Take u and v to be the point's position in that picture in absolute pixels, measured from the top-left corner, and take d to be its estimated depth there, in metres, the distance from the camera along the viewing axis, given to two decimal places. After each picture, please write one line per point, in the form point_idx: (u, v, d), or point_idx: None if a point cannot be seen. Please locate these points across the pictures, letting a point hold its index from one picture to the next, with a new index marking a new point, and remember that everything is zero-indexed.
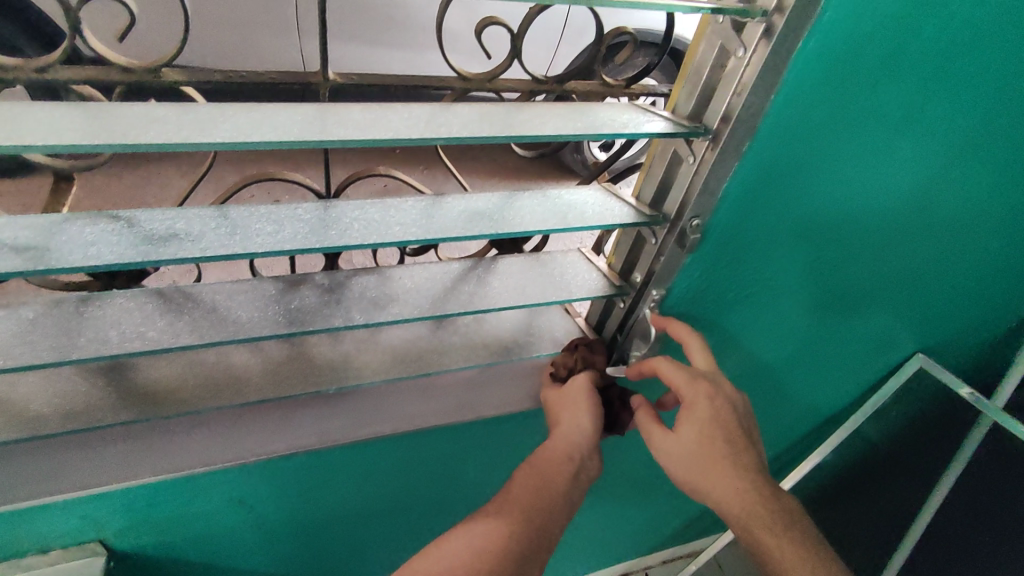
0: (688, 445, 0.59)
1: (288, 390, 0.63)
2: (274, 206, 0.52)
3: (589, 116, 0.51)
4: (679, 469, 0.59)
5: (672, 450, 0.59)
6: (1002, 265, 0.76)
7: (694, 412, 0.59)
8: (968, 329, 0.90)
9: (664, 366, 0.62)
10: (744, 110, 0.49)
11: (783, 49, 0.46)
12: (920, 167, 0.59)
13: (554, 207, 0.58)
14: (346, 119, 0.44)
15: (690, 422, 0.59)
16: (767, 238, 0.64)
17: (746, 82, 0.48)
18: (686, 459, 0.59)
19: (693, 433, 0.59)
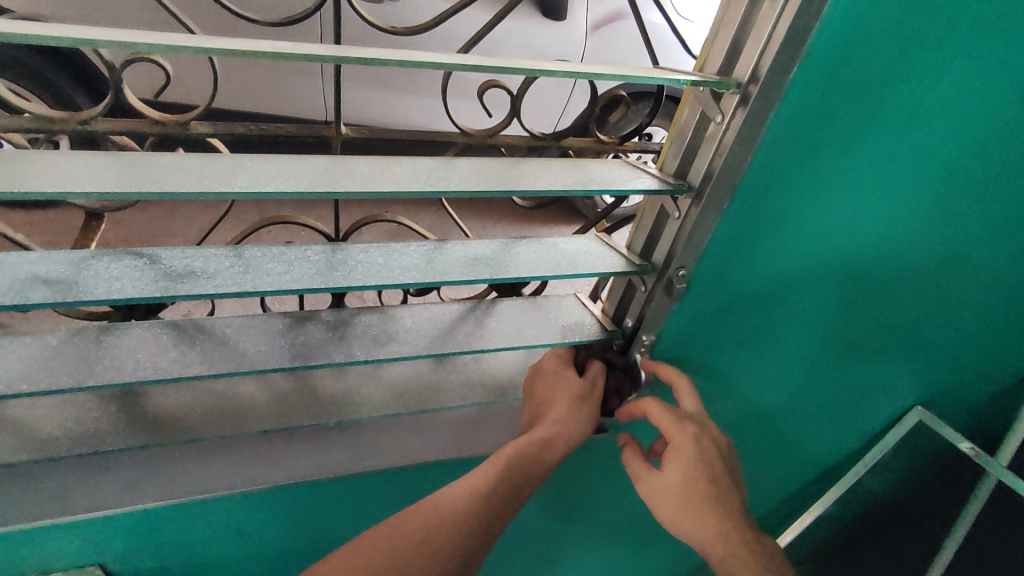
0: (673, 484, 0.60)
1: (291, 421, 0.65)
2: (285, 247, 0.56)
3: (582, 171, 0.55)
4: (664, 507, 0.61)
5: (657, 488, 0.62)
6: (993, 316, 0.77)
7: (679, 453, 0.60)
8: (965, 380, 0.91)
9: (655, 407, 0.64)
10: (723, 170, 0.53)
11: (758, 116, 0.49)
12: (909, 223, 0.61)
13: (549, 254, 0.61)
14: (353, 171, 0.48)
15: (676, 463, 0.60)
16: (754, 289, 0.67)
17: (725, 144, 0.51)
18: (671, 498, 0.61)
19: (677, 473, 0.60)
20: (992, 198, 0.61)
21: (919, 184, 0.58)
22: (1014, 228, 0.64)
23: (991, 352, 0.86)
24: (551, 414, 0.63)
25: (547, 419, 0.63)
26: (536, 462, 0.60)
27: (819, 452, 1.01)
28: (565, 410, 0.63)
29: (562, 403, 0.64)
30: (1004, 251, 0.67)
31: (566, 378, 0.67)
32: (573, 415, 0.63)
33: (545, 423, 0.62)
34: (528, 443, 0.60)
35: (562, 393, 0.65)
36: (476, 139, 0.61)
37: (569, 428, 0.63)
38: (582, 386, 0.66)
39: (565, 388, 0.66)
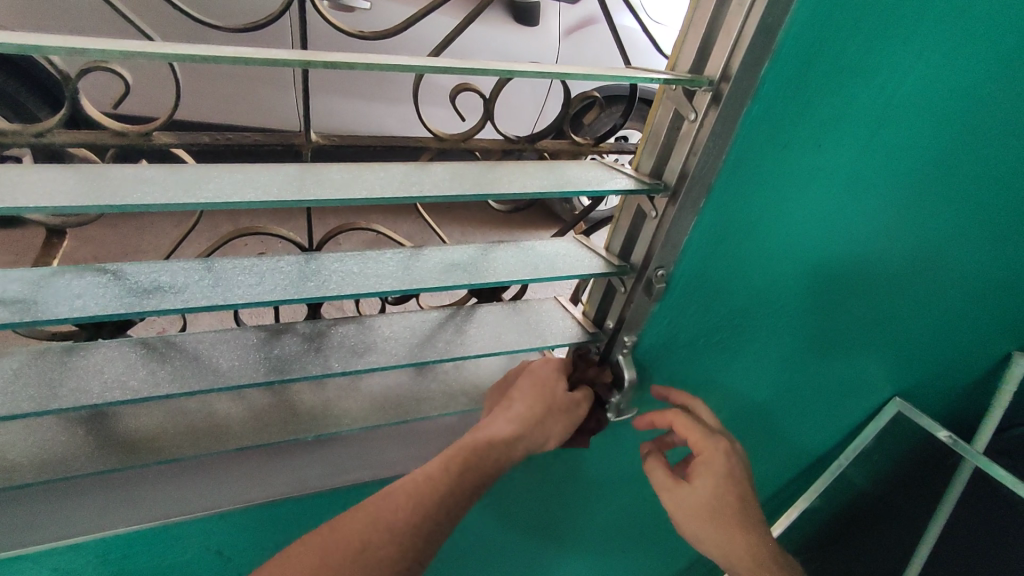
0: (702, 497, 0.63)
1: (269, 436, 0.64)
2: (257, 259, 0.55)
3: (556, 173, 0.55)
4: (690, 518, 0.64)
5: (684, 500, 0.64)
6: (954, 299, 0.80)
7: (710, 467, 0.63)
8: (934, 365, 0.94)
9: (690, 423, 0.65)
10: (698, 168, 0.51)
11: (730, 113, 0.49)
12: (882, 215, 0.63)
13: (527, 258, 0.61)
14: (323, 179, 0.47)
15: (706, 478, 0.63)
16: (739, 289, 0.66)
17: (699, 143, 0.50)
18: (699, 510, 0.63)
19: (707, 487, 0.63)
20: (954, 186, 0.64)
21: (889, 176, 0.60)
22: (974, 214, 0.68)
23: (956, 335, 0.89)
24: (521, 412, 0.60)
25: (514, 415, 0.60)
26: (494, 464, 0.57)
27: (800, 445, 1.02)
28: (537, 412, 0.61)
29: (533, 409, 0.61)
30: (965, 237, 0.70)
31: (551, 385, 0.63)
32: (543, 422, 0.61)
33: (512, 420, 0.60)
34: (490, 444, 0.57)
35: (539, 397, 0.62)
36: (449, 143, 0.59)
37: (533, 434, 0.60)
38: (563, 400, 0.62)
39: (546, 396, 0.62)
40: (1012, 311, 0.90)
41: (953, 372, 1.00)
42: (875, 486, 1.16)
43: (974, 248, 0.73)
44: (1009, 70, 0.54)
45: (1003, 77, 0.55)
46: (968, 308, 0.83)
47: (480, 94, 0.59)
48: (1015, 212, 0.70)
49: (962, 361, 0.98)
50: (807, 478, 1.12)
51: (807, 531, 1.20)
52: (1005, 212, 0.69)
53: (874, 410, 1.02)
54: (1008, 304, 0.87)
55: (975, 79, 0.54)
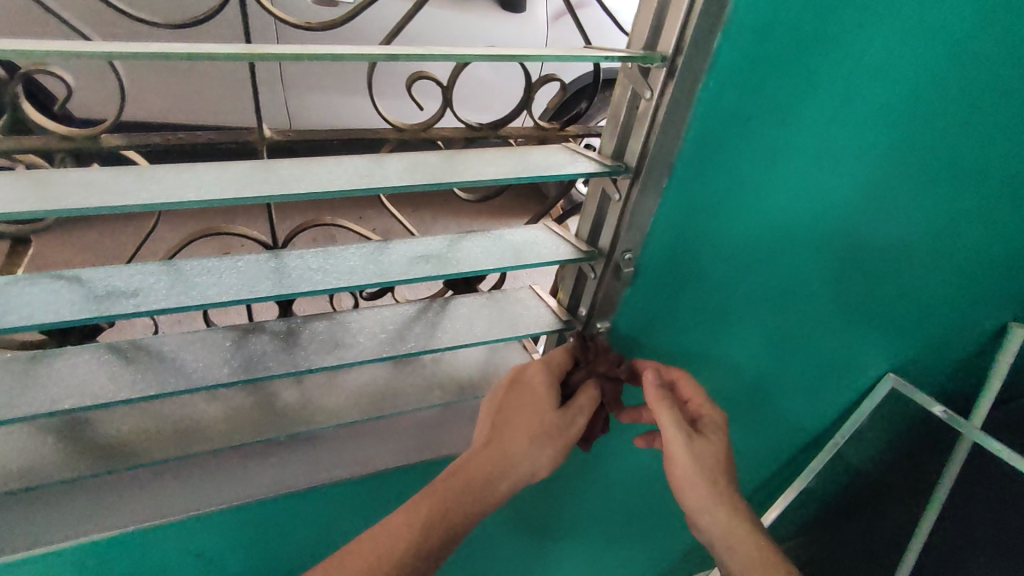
0: (717, 450, 0.64)
1: (244, 436, 0.64)
2: (221, 260, 0.55)
3: (513, 157, 0.54)
4: (709, 469, 0.62)
5: (700, 449, 0.63)
6: (940, 271, 0.79)
7: (720, 425, 0.66)
8: (925, 338, 0.93)
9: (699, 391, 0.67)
10: (655, 146, 0.50)
11: (684, 89, 0.47)
12: (860, 188, 0.62)
13: (495, 248, 0.61)
14: (274, 175, 0.46)
15: (718, 433, 0.65)
16: (715, 271, 0.65)
17: (656, 122, 0.49)
18: (715, 463, 0.63)
19: (720, 441, 0.64)
20: (932, 156, 0.62)
21: (862, 148, 0.59)
22: (955, 184, 0.66)
23: (946, 309, 0.88)
24: (503, 448, 0.57)
25: (496, 454, 0.57)
26: (472, 502, 0.55)
27: (792, 426, 1.01)
28: (522, 447, 0.57)
29: (518, 440, 0.57)
30: (947, 207, 0.69)
31: (540, 409, 0.58)
32: (529, 456, 0.57)
33: (494, 457, 0.57)
34: (466, 486, 0.55)
35: (524, 428, 0.58)
36: (410, 134, 0.58)
37: (517, 467, 0.57)
38: (551, 428, 0.58)
39: (530, 423, 0.58)
40: (1003, 282, 0.89)
41: (946, 346, 0.98)
42: (870, 464, 1.15)
43: (957, 218, 0.71)
44: (982, 33, 0.53)
45: (976, 41, 0.53)
46: (956, 279, 0.82)
47: (437, 82, 0.58)
48: (998, 180, 0.68)
49: (957, 333, 0.96)
50: (802, 458, 1.11)
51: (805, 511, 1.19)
52: (986, 182, 0.68)
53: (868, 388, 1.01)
54: (998, 273, 0.86)
55: (943, 43, 0.52)
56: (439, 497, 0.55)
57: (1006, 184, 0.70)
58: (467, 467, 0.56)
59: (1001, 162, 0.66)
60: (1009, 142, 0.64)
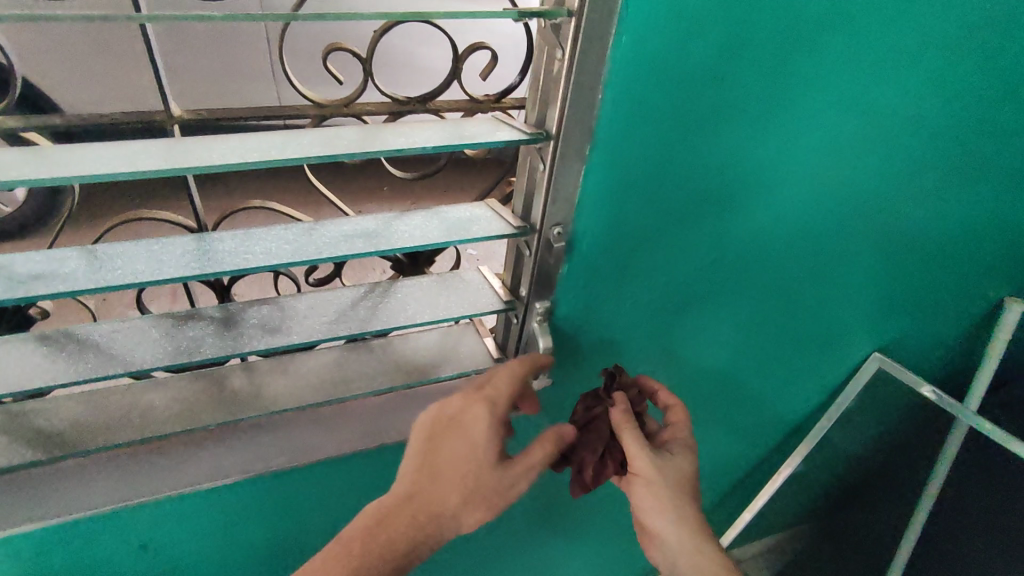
0: (683, 468, 0.62)
1: (182, 423, 0.63)
2: (149, 242, 0.54)
3: (431, 128, 0.52)
4: (672, 486, 0.61)
5: (664, 462, 0.61)
6: (915, 241, 0.75)
7: (689, 445, 0.65)
8: (908, 313, 0.89)
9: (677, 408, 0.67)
10: (569, 109, 0.47)
11: (593, 45, 0.45)
12: (812, 154, 0.59)
13: (431, 224, 0.59)
14: (192, 151, 0.46)
15: (686, 452, 0.64)
16: (662, 247, 0.62)
17: (570, 83, 0.46)
18: (678, 479, 0.61)
19: (687, 460, 0.63)
20: (887, 119, 0.59)
21: (809, 109, 0.55)
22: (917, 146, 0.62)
23: (927, 284, 0.84)
24: (434, 499, 0.56)
25: (427, 506, 0.56)
26: (398, 551, 0.55)
27: (772, 409, 0.97)
28: (452, 503, 0.56)
29: (453, 495, 0.56)
30: (911, 174, 0.66)
31: (475, 465, 0.56)
32: (456, 509, 0.56)
33: (425, 508, 0.56)
34: (393, 533, 0.55)
35: (458, 484, 0.56)
36: (332, 109, 0.55)
37: (444, 518, 0.56)
38: (492, 484, 0.56)
39: (467, 479, 0.56)
40: (987, 255, 0.84)
41: (933, 323, 0.94)
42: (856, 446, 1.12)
43: (923, 182, 0.67)
44: None
45: None
46: (935, 249, 0.78)
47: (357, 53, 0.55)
48: (963, 141, 0.65)
49: (944, 308, 0.92)
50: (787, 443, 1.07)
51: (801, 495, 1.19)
52: (951, 144, 0.65)
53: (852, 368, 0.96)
54: (981, 243, 0.81)
55: None
56: (368, 558, 0.54)
57: (973, 145, 0.66)
58: (398, 515, 0.56)
59: (965, 119, 0.63)
60: (970, 99, 0.61)
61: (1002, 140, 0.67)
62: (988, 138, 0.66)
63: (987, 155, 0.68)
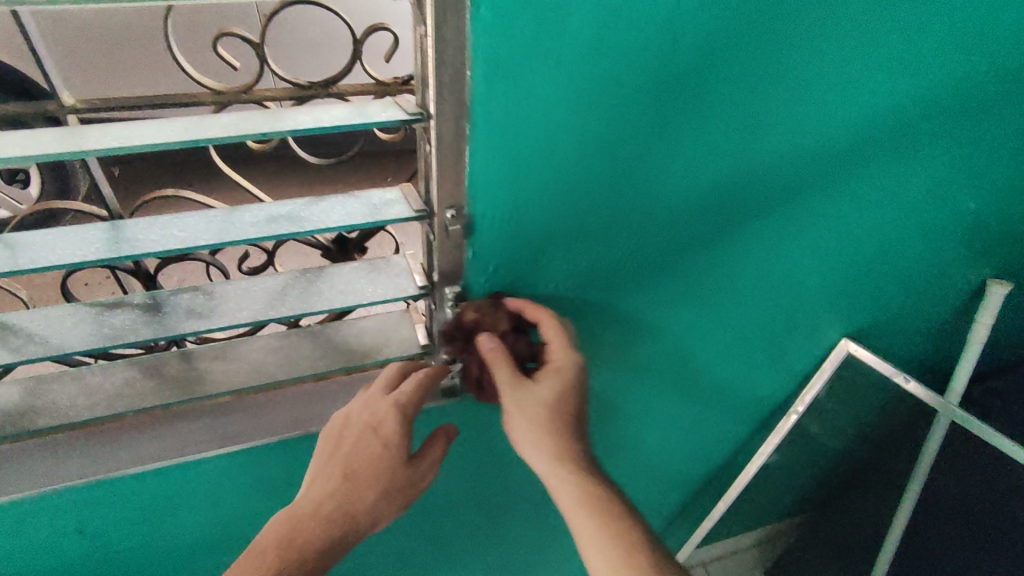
0: (545, 400, 0.58)
1: (113, 408, 0.65)
2: (67, 230, 0.57)
3: (321, 115, 0.52)
4: (531, 421, 0.57)
5: (524, 398, 0.57)
6: (854, 211, 0.72)
7: (562, 372, 0.59)
8: (864, 291, 0.86)
9: (545, 323, 0.60)
10: (439, 110, 0.47)
11: (451, 21, 0.42)
12: (723, 131, 0.57)
13: (340, 210, 0.60)
14: (95, 136, 0.49)
15: (554, 381, 0.58)
16: (576, 232, 0.60)
17: (436, 61, 0.44)
18: (539, 413, 0.57)
19: (549, 390, 0.58)
20: (799, 96, 0.57)
21: (711, 92, 0.53)
22: (839, 115, 0.60)
23: (876, 262, 0.82)
24: (352, 499, 0.55)
25: (345, 508, 0.55)
26: (323, 557, 0.52)
27: (732, 395, 0.95)
28: (370, 500, 0.56)
29: (372, 493, 0.56)
30: (834, 150, 0.63)
31: (389, 459, 0.56)
32: (375, 506, 0.56)
33: (343, 511, 0.54)
34: (312, 539, 0.53)
35: (375, 481, 0.56)
36: (230, 96, 0.55)
37: (364, 519, 0.55)
38: (408, 478, 0.58)
39: (385, 477, 0.56)
40: (941, 233, 0.81)
41: (896, 305, 0.91)
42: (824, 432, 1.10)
43: (853, 153, 0.65)
44: None
45: None
46: (878, 221, 0.75)
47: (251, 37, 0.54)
48: (893, 110, 0.62)
49: (906, 287, 0.88)
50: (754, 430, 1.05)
51: (784, 481, 1.20)
52: (876, 118, 0.62)
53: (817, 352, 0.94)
54: (935, 215, 0.78)
55: None
56: (290, 563, 0.51)
57: (904, 113, 0.63)
58: (315, 520, 0.53)
59: (891, 86, 0.60)
60: (894, 65, 0.58)
61: (937, 113, 0.65)
62: (919, 110, 0.63)
63: (920, 129, 0.65)
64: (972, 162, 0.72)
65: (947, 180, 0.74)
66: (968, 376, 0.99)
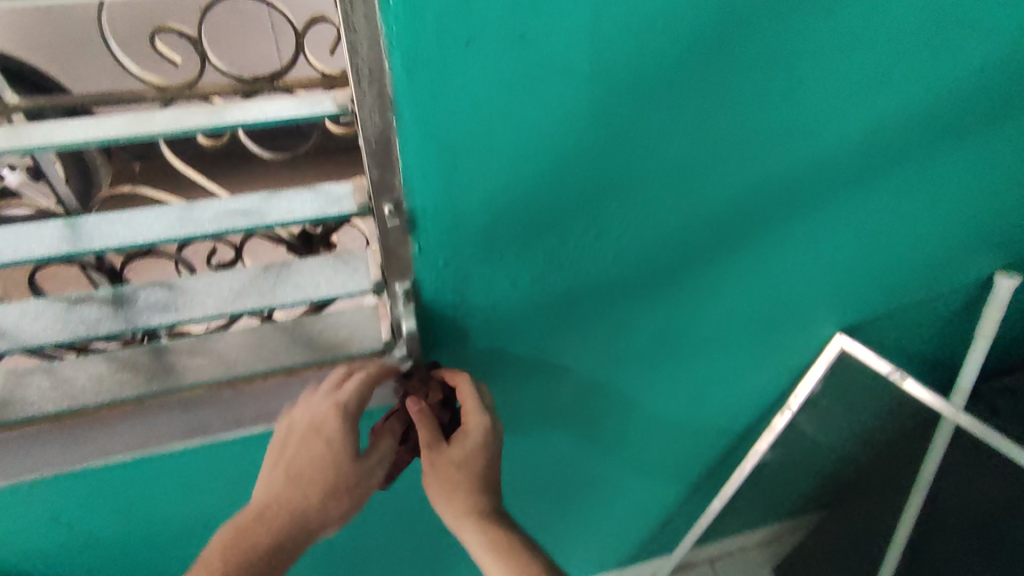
0: (455, 465, 0.64)
1: (78, 402, 0.65)
2: (24, 226, 0.58)
3: (256, 109, 0.52)
4: (442, 482, 0.65)
5: (436, 461, 0.63)
6: (833, 199, 0.70)
7: (469, 438, 0.63)
8: (852, 280, 0.83)
9: (462, 387, 0.64)
10: (361, 107, 0.45)
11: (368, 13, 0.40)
12: (681, 123, 0.54)
13: (292, 206, 0.60)
14: (38, 132, 0.50)
15: (462, 447, 0.63)
16: (530, 228, 0.58)
17: (357, 53, 0.42)
18: (449, 476, 0.64)
19: (460, 455, 0.63)
20: (761, 85, 0.54)
21: (658, 83, 0.50)
22: (807, 102, 0.57)
23: (859, 245, 0.78)
24: (300, 494, 0.59)
25: (293, 501, 0.59)
26: (275, 542, 0.59)
27: (717, 386, 0.94)
28: (317, 495, 0.59)
29: (317, 491, 0.59)
30: (803, 135, 0.60)
31: (333, 455, 0.59)
32: (322, 501, 0.60)
33: (292, 503, 0.59)
34: (264, 527, 0.59)
35: (320, 477, 0.59)
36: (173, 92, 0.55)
37: (313, 512, 0.60)
38: (355, 473, 0.60)
39: (330, 472, 0.59)
40: (927, 211, 0.77)
41: (885, 293, 0.89)
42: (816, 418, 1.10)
43: (826, 141, 0.62)
44: None
45: None
46: (861, 209, 0.73)
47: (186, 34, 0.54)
48: (867, 96, 0.59)
49: (896, 275, 0.86)
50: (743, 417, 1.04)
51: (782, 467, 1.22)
52: (847, 101, 0.58)
53: (803, 341, 0.92)
54: (922, 203, 0.75)
55: None
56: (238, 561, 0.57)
57: (882, 99, 0.60)
58: (268, 510, 0.59)
59: (864, 71, 0.56)
60: (866, 50, 0.55)
61: (916, 91, 0.60)
62: (895, 88, 0.59)
63: (896, 107, 0.61)
64: (958, 136, 0.68)
65: (932, 158, 0.69)
66: (973, 377, 1.03)
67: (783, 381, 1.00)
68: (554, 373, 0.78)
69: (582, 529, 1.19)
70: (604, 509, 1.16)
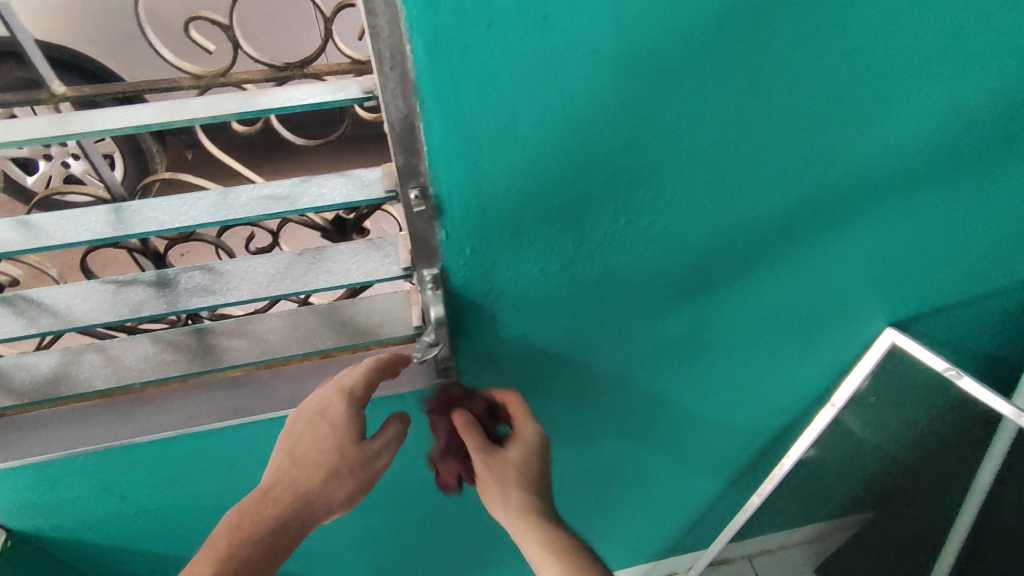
0: (511, 462, 0.65)
1: (121, 379, 0.68)
2: (73, 210, 0.60)
3: (285, 95, 0.52)
4: (497, 475, 0.64)
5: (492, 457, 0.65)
6: (883, 187, 0.66)
7: (523, 436, 0.67)
8: (902, 271, 0.79)
9: (512, 401, 0.70)
10: (384, 92, 0.45)
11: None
12: (716, 105, 0.52)
13: (323, 191, 0.60)
14: (83, 119, 0.51)
15: (517, 444, 0.67)
16: (560, 214, 0.56)
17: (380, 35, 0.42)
18: (505, 471, 0.64)
19: (517, 452, 0.66)
20: (801, 62, 0.51)
21: (688, 61, 0.48)
22: (853, 82, 0.54)
23: (911, 235, 0.73)
24: (303, 476, 0.61)
25: (296, 485, 0.61)
26: (275, 523, 0.59)
27: (755, 378, 0.91)
28: (319, 478, 0.61)
29: (320, 475, 0.61)
30: (848, 115, 0.56)
31: (339, 437, 0.61)
32: (325, 485, 0.61)
33: (295, 487, 0.61)
34: (264, 510, 0.59)
35: (324, 459, 0.61)
36: (208, 80, 0.56)
37: (315, 495, 0.61)
38: (360, 457, 0.62)
39: (336, 455, 0.61)
40: (988, 197, 0.72)
41: (938, 285, 0.83)
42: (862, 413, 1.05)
43: (876, 122, 0.58)
44: None
45: None
46: (913, 197, 0.68)
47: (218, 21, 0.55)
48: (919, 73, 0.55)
49: (951, 265, 0.80)
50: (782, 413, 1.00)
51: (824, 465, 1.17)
52: (897, 77, 0.55)
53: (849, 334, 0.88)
54: (980, 190, 0.70)
55: None
56: (241, 541, 0.58)
57: (936, 77, 0.56)
58: (269, 493, 0.60)
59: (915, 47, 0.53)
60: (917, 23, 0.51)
61: (974, 67, 0.56)
62: (950, 65, 0.55)
63: (952, 85, 0.57)
64: None
65: (996, 139, 0.64)
66: None
67: (827, 375, 0.95)
68: (585, 362, 0.77)
69: (614, 519, 1.18)
70: (638, 498, 1.15)
